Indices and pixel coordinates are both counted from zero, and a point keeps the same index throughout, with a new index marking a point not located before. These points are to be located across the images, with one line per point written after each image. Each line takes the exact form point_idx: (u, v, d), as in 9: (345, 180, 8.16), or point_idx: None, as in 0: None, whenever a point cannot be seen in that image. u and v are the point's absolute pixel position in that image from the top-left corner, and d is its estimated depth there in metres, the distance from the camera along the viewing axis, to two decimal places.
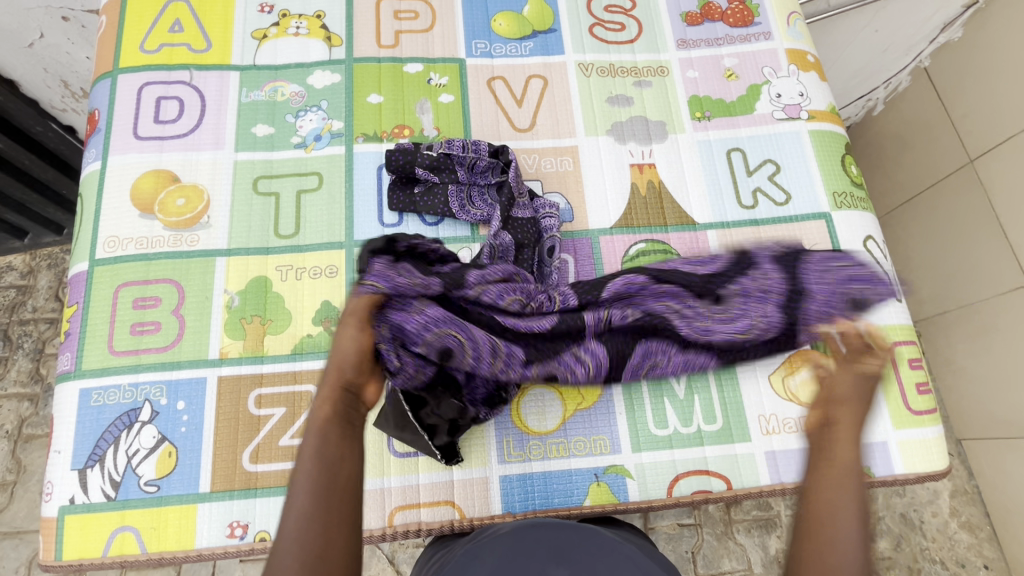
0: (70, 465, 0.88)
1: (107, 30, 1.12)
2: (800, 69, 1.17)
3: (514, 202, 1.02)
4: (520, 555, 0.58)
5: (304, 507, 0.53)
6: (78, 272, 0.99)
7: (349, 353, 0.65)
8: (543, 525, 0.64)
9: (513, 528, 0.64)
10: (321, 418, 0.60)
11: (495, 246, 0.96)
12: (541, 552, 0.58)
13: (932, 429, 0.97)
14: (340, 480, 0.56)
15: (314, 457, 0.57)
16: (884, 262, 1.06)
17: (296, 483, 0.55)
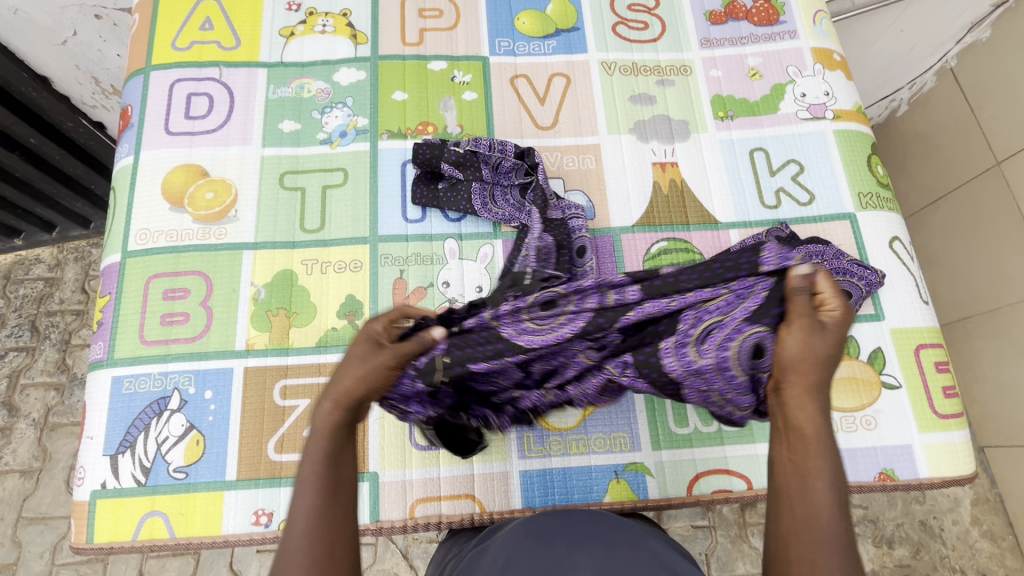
0: (102, 451, 0.91)
1: (140, 28, 1.15)
2: (826, 68, 1.16)
3: (546, 203, 1.02)
4: (536, 545, 0.59)
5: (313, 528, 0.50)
6: (110, 264, 1.01)
7: (383, 358, 0.62)
8: (557, 517, 0.65)
9: (523, 526, 0.65)
10: (327, 424, 0.55)
11: (538, 249, 0.96)
12: (557, 540, 0.60)
13: (958, 433, 0.95)
14: (344, 490, 0.53)
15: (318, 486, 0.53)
16: (910, 264, 1.04)
17: (303, 504, 0.52)
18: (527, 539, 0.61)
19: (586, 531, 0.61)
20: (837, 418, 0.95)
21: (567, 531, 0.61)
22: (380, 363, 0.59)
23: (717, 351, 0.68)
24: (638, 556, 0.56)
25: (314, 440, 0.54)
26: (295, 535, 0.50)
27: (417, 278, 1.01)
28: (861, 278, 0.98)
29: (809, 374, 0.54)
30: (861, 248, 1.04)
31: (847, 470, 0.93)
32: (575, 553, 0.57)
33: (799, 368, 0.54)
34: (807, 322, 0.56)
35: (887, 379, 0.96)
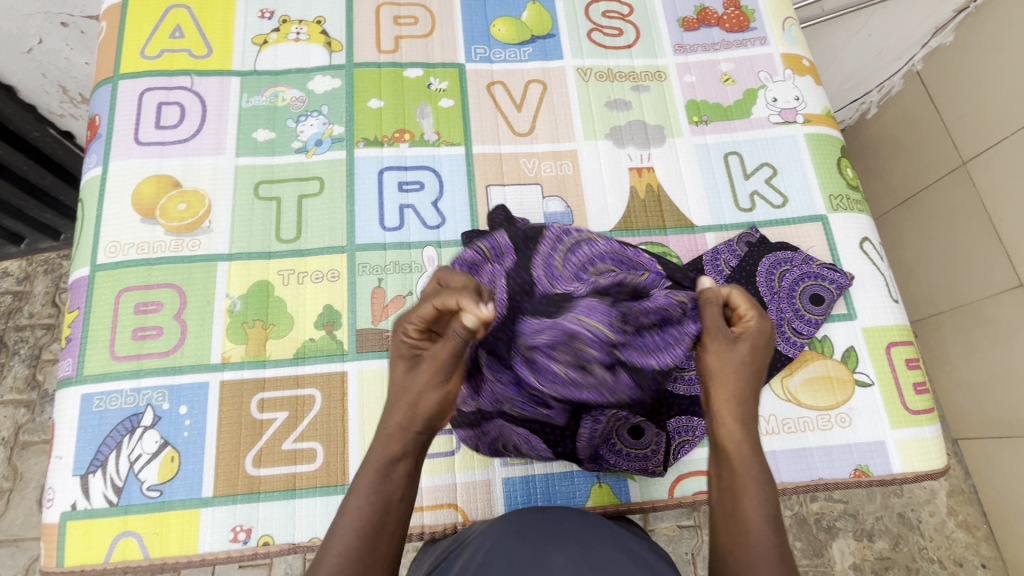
0: (71, 471, 0.88)
1: (108, 37, 1.13)
2: (796, 73, 1.19)
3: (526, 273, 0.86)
4: (513, 540, 0.61)
5: (360, 518, 0.62)
6: (79, 278, 0.99)
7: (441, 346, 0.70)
8: (535, 515, 0.67)
9: (502, 521, 0.68)
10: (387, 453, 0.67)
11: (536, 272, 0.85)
12: (534, 536, 0.61)
13: (930, 428, 0.97)
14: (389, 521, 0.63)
15: (375, 468, 0.66)
16: (880, 263, 1.07)
17: (348, 509, 0.63)
18: (507, 534, 0.63)
19: (564, 530, 0.63)
20: (813, 416, 0.97)
21: (543, 529, 0.63)
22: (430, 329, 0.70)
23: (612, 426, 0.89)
24: (607, 551, 0.59)
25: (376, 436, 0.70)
26: (344, 519, 0.62)
27: (396, 286, 1.00)
28: (832, 282, 1.02)
29: (726, 385, 0.73)
30: (833, 248, 1.06)
31: (824, 467, 0.95)
32: (549, 549, 0.58)
33: (720, 375, 0.74)
34: (719, 335, 0.76)
35: (861, 376, 0.99)
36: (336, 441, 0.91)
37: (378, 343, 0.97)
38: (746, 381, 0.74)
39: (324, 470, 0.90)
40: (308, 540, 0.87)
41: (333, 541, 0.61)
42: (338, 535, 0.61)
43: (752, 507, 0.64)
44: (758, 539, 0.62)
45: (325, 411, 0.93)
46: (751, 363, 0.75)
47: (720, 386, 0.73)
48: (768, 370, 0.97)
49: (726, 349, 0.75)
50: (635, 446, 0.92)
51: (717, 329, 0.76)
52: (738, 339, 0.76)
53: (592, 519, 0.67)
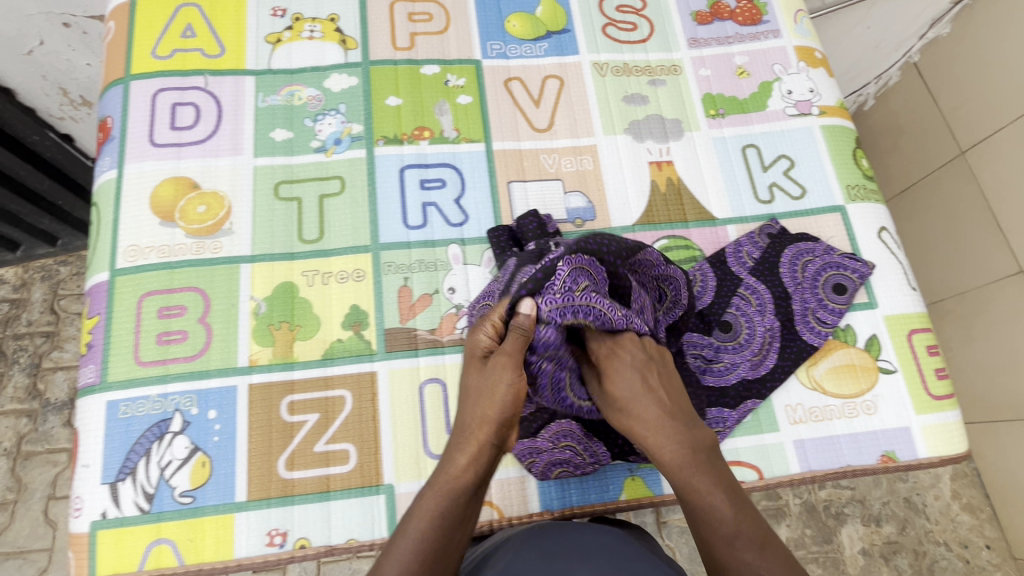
0: (100, 479, 0.87)
1: (117, 37, 1.11)
2: (809, 65, 1.20)
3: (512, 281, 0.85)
4: (539, 550, 0.63)
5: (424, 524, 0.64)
6: (98, 283, 0.97)
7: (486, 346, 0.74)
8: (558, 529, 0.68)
9: (527, 536, 0.68)
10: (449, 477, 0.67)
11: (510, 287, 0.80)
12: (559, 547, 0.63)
13: (952, 413, 0.99)
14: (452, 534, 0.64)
15: (445, 480, 0.67)
16: (897, 252, 1.08)
17: (410, 522, 0.64)
18: (531, 549, 0.64)
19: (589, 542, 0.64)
20: (839, 404, 0.98)
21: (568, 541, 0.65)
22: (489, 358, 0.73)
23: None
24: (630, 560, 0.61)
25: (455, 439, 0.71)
26: (410, 527, 0.64)
27: (423, 285, 1.00)
28: (854, 271, 1.03)
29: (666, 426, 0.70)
30: (852, 238, 1.07)
31: (851, 454, 0.96)
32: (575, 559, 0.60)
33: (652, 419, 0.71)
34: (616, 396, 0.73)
35: (884, 364, 1.00)
36: (368, 442, 0.91)
37: (407, 342, 0.96)
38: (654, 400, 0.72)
39: (358, 471, 0.89)
40: (345, 542, 0.87)
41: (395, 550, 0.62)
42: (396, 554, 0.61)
43: (723, 506, 0.65)
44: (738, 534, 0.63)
45: (356, 412, 0.92)
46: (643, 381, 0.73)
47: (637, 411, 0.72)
48: (794, 360, 0.98)
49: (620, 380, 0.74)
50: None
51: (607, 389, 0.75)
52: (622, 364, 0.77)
53: (616, 539, 0.67)
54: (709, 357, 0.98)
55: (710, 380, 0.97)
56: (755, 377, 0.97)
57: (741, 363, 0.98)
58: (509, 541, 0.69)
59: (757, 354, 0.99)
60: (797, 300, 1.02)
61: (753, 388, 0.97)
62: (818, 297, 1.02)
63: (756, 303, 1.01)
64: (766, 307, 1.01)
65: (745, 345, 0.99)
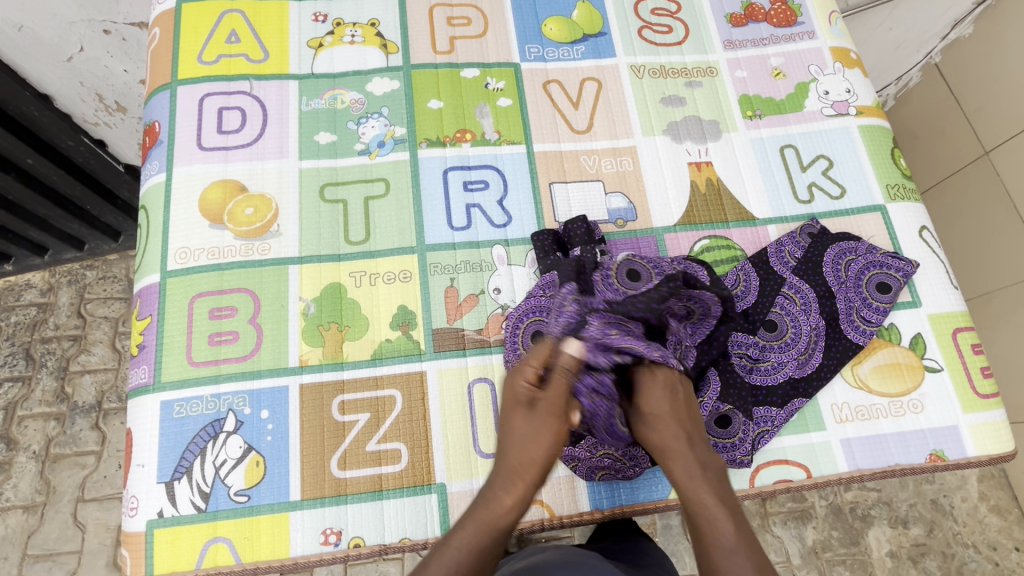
0: (156, 478, 0.88)
1: (164, 43, 1.13)
2: (845, 66, 1.20)
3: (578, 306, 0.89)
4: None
5: (459, 554, 0.69)
6: (149, 285, 0.98)
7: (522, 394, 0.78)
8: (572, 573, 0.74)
9: None
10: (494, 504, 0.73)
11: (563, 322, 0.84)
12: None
13: (999, 412, 0.99)
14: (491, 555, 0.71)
15: (486, 516, 0.73)
16: (938, 251, 1.08)
17: (455, 543, 0.70)
18: None
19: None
20: (885, 403, 0.98)
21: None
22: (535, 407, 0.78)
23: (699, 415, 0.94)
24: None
25: (499, 476, 0.76)
26: (453, 539, 0.70)
27: (469, 285, 1.00)
28: (899, 269, 1.02)
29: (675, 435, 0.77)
30: (893, 238, 1.07)
31: (899, 453, 0.96)
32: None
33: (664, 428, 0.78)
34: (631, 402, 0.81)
35: (929, 363, 1.00)
36: (419, 441, 0.91)
37: (455, 342, 0.97)
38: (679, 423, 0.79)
39: (410, 470, 0.90)
40: (398, 541, 0.87)
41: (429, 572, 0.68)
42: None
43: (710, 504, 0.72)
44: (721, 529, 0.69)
45: (407, 411, 0.93)
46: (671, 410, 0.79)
47: (659, 431, 0.78)
48: (839, 360, 0.98)
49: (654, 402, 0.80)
50: (724, 435, 0.94)
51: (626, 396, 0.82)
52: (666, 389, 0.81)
53: None
54: (755, 357, 0.98)
55: (756, 379, 0.97)
56: (801, 376, 0.97)
57: (788, 362, 0.98)
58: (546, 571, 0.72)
59: (802, 352, 0.98)
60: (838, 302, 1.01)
61: (800, 386, 0.97)
62: (860, 300, 1.01)
63: (800, 302, 1.00)
64: (810, 305, 1.00)
65: (790, 345, 0.98)
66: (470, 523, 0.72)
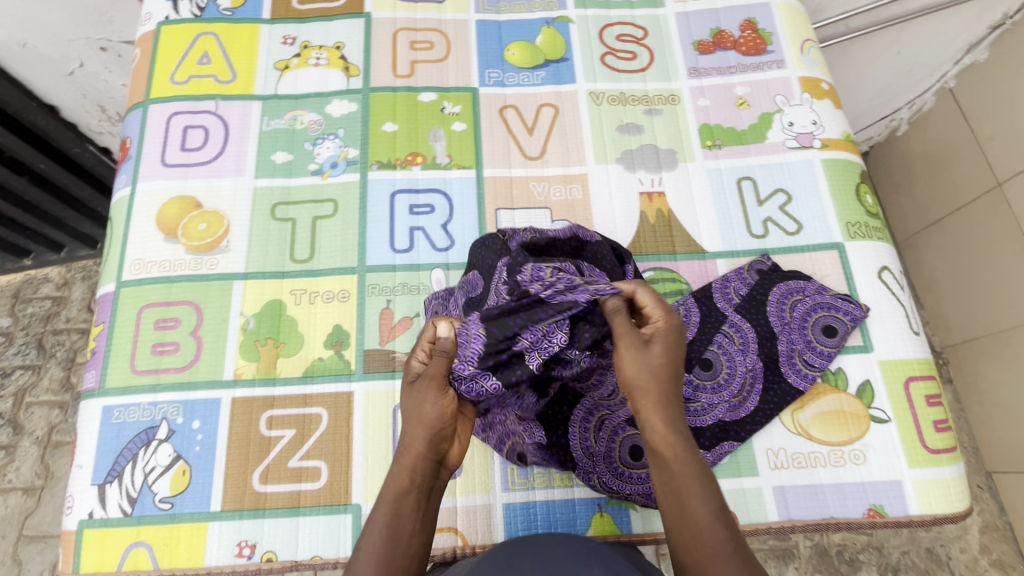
0: (90, 480, 0.92)
1: (140, 63, 1.18)
2: (814, 97, 1.16)
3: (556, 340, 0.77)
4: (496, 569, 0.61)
5: (377, 550, 0.64)
6: (105, 293, 1.03)
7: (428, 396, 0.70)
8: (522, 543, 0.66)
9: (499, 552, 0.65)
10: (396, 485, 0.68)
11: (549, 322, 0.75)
12: (521, 564, 0.62)
13: (951, 469, 0.93)
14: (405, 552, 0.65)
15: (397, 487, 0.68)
16: (900, 294, 1.03)
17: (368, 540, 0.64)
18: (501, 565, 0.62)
19: (556, 559, 0.62)
20: (825, 451, 0.94)
21: (532, 558, 0.62)
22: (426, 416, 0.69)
23: (608, 440, 0.93)
24: (589, 569, 0.59)
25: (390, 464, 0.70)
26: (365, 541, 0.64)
27: (404, 308, 1.02)
28: (846, 313, 0.99)
29: (651, 390, 0.69)
30: (849, 277, 1.03)
31: (835, 505, 0.91)
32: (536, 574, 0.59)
33: (640, 380, 0.70)
34: (634, 342, 0.71)
35: (876, 413, 0.95)
36: (340, 461, 0.93)
37: (384, 363, 0.98)
38: (665, 379, 0.70)
39: (328, 489, 0.92)
40: (310, 558, 0.89)
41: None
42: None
43: (698, 505, 0.64)
44: (710, 537, 0.62)
45: (331, 431, 0.95)
46: (665, 361, 0.71)
47: (642, 391, 0.70)
48: (776, 404, 0.95)
49: (640, 352, 0.70)
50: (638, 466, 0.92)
51: (631, 336, 0.71)
52: (650, 340, 0.72)
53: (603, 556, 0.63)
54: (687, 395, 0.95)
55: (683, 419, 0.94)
56: (732, 419, 0.94)
57: (718, 404, 0.95)
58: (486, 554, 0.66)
59: (738, 394, 0.95)
60: (778, 316, 0.99)
61: (732, 430, 0.94)
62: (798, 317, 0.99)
63: (739, 342, 0.98)
64: (749, 345, 0.98)
65: (724, 385, 0.96)
66: (377, 520, 0.66)
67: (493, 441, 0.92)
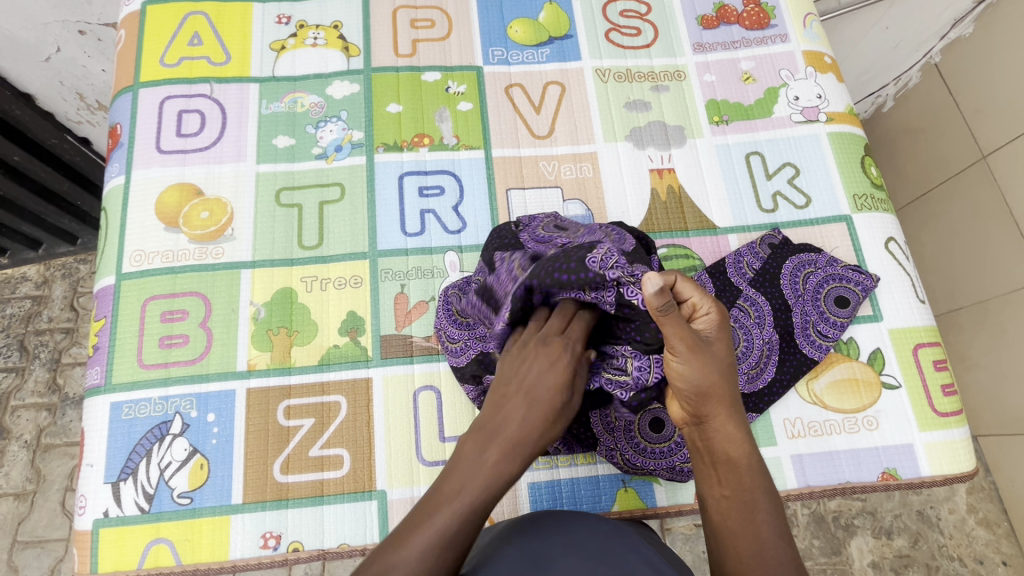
0: (103, 478, 0.89)
1: (127, 45, 1.13)
2: (818, 71, 1.17)
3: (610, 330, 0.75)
4: (533, 548, 0.61)
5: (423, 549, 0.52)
6: (104, 286, 0.99)
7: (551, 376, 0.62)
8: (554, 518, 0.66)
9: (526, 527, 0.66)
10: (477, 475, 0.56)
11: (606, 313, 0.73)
12: (555, 546, 0.61)
13: (958, 431, 0.96)
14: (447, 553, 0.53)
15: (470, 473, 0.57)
16: (906, 264, 1.05)
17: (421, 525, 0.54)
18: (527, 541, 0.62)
19: (591, 544, 0.61)
20: (839, 419, 0.96)
21: (567, 540, 0.62)
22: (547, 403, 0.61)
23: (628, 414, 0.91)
24: (618, 555, 0.59)
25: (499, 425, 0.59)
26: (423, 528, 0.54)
27: (419, 292, 1.00)
28: (857, 284, 1.00)
29: (720, 395, 0.65)
30: (858, 249, 1.05)
31: (851, 471, 0.94)
32: (570, 556, 0.58)
33: (702, 388, 0.64)
34: (692, 346, 0.63)
35: (887, 379, 0.98)
36: (362, 448, 0.92)
37: (402, 349, 0.97)
38: (729, 379, 0.66)
39: (351, 477, 0.91)
40: (337, 546, 0.88)
41: (417, 533, 0.53)
42: (420, 537, 0.53)
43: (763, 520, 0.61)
44: (774, 554, 0.59)
45: (351, 418, 0.93)
46: (727, 361, 0.66)
47: (709, 397, 0.65)
48: (792, 374, 0.97)
49: (704, 358, 0.64)
50: (659, 439, 0.90)
51: (689, 341, 0.63)
52: (711, 340, 0.66)
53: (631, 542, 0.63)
54: None
55: None
56: (751, 391, 0.95)
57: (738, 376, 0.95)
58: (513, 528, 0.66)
59: (756, 366, 0.95)
60: (783, 287, 1.00)
61: (752, 402, 0.95)
62: (801, 288, 1.00)
63: (755, 315, 0.97)
64: (764, 320, 0.98)
65: (742, 358, 0.95)
66: (448, 499, 0.55)
67: None
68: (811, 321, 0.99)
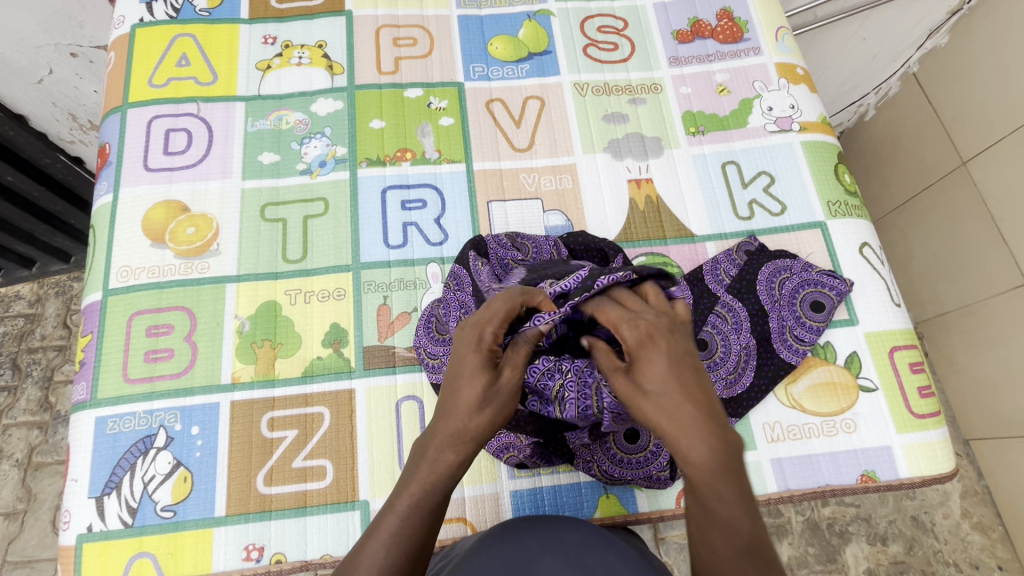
0: (88, 493, 0.89)
1: (116, 67, 1.15)
2: (790, 82, 1.20)
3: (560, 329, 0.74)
4: (508, 548, 0.62)
5: (394, 542, 0.54)
6: (92, 302, 1.01)
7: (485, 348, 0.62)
8: (528, 526, 0.67)
9: (507, 530, 0.67)
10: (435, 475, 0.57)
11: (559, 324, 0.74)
12: (531, 546, 0.62)
13: (936, 432, 0.97)
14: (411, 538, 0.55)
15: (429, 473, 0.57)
16: (880, 268, 1.07)
17: (381, 530, 0.55)
18: (506, 544, 0.63)
19: (569, 545, 0.62)
20: (818, 423, 0.97)
21: (543, 540, 0.63)
22: (491, 395, 0.59)
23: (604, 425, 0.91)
24: (594, 551, 0.61)
25: (438, 428, 0.60)
26: (390, 519, 0.55)
27: (401, 303, 1.02)
28: (832, 288, 1.02)
29: None
30: (833, 254, 1.07)
31: (830, 474, 0.95)
32: (545, 554, 0.60)
33: None
34: None
35: (864, 382, 0.99)
36: (345, 458, 0.93)
37: (385, 360, 0.98)
38: None
39: (334, 487, 0.91)
40: (320, 557, 0.88)
41: (387, 526, 0.55)
42: (381, 537, 0.54)
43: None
44: None
45: (334, 429, 0.94)
46: None
47: None
48: (770, 378, 0.98)
49: None
50: (634, 450, 0.91)
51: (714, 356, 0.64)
52: None
53: (608, 537, 0.65)
54: None
55: None
56: (729, 397, 0.96)
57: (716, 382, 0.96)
58: (491, 534, 0.67)
59: (734, 371, 0.97)
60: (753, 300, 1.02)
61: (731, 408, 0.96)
62: (773, 301, 1.02)
63: (732, 320, 0.99)
64: (742, 324, 0.99)
65: (720, 364, 0.97)
66: (409, 489, 0.57)
67: (491, 448, 0.92)
68: (786, 329, 1.00)
